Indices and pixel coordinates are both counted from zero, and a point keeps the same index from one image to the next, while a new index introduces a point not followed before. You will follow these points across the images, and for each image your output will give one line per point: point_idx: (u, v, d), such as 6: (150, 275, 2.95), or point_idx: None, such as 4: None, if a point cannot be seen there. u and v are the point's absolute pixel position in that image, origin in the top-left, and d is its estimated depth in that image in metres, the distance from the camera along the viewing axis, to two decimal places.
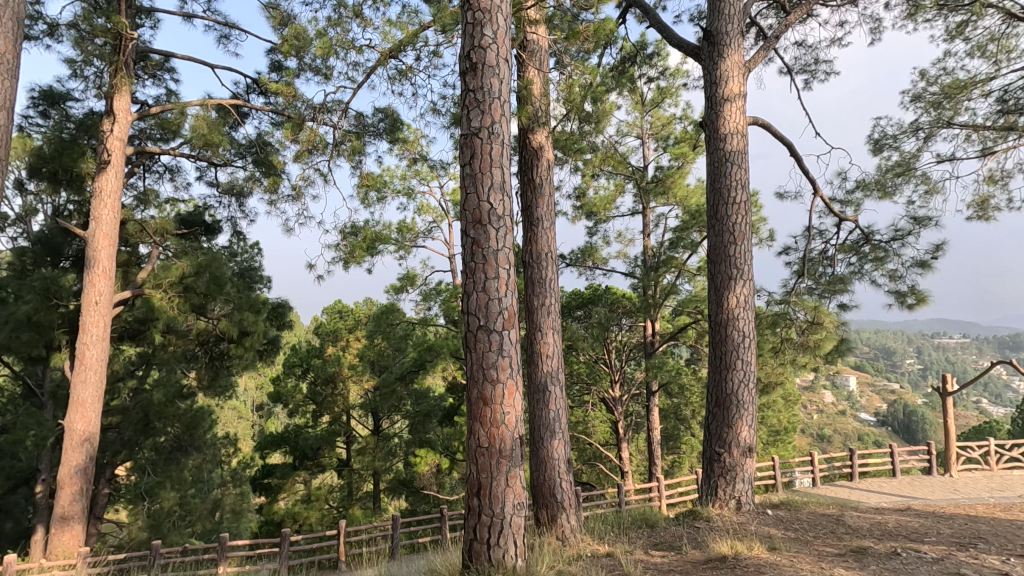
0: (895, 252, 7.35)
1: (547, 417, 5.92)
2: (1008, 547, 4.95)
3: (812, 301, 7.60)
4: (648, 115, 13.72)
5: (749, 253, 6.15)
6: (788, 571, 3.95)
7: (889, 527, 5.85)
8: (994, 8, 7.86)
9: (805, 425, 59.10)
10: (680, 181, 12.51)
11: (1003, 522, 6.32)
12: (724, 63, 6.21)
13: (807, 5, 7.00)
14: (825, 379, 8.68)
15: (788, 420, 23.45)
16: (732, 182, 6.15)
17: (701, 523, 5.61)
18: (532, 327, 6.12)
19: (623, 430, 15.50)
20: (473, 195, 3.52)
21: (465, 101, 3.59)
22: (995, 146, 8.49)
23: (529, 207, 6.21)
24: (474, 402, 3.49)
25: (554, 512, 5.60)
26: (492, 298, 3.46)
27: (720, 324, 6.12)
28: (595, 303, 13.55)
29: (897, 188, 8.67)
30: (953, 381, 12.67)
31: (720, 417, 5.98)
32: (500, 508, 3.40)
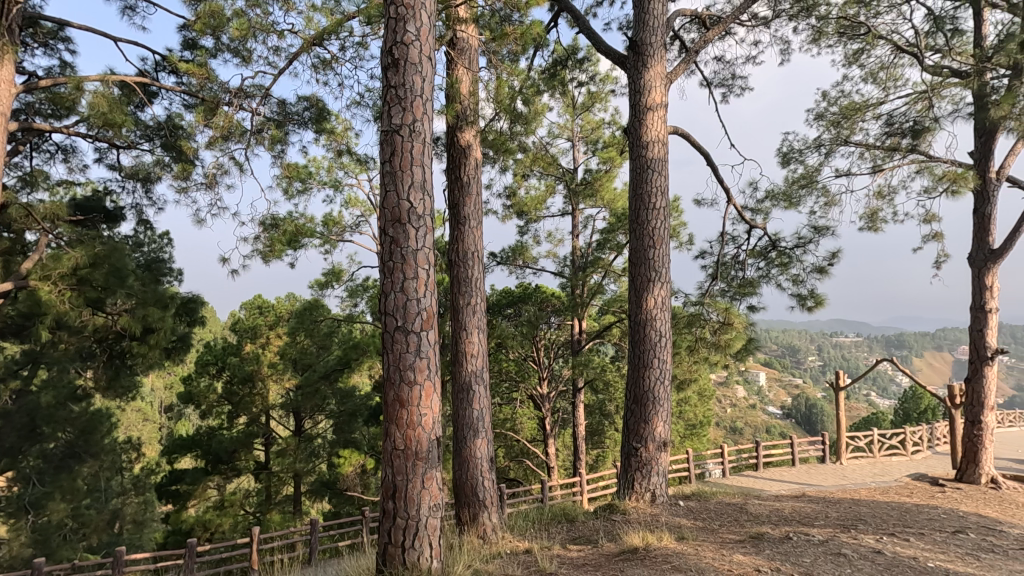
0: (798, 258, 7.96)
1: (471, 417, 5.91)
2: (884, 527, 5.51)
3: (725, 303, 8.10)
4: (579, 118, 14.04)
5: (666, 256, 6.44)
6: (693, 559, 4.18)
7: (785, 513, 6.35)
8: (885, 39, 8.67)
9: (720, 418, 62.44)
10: (608, 184, 12.92)
11: (881, 505, 7.00)
12: (647, 73, 6.45)
13: (724, 24, 7.41)
14: (737, 376, 9.23)
15: (703, 414, 24.75)
16: (652, 189, 6.41)
17: (617, 516, 5.82)
18: (457, 326, 6.09)
19: (550, 427, 15.77)
20: (393, 193, 3.45)
21: (386, 97, 3.52)
22: (883, 164, 9.39)
23: (457, 206, 6.16)
24: (390, 404, 3.43)
25: (475, 511, 5.66)
26: (411, 299, 3.42)
27: (639, 324, 6.37)
28: (524, 302, 13.64)
29: (802, 199, 9.39)
30: (844, 377, 13.89)
31: (638, 413, 6.22)
32: (415, 510, 3.37)
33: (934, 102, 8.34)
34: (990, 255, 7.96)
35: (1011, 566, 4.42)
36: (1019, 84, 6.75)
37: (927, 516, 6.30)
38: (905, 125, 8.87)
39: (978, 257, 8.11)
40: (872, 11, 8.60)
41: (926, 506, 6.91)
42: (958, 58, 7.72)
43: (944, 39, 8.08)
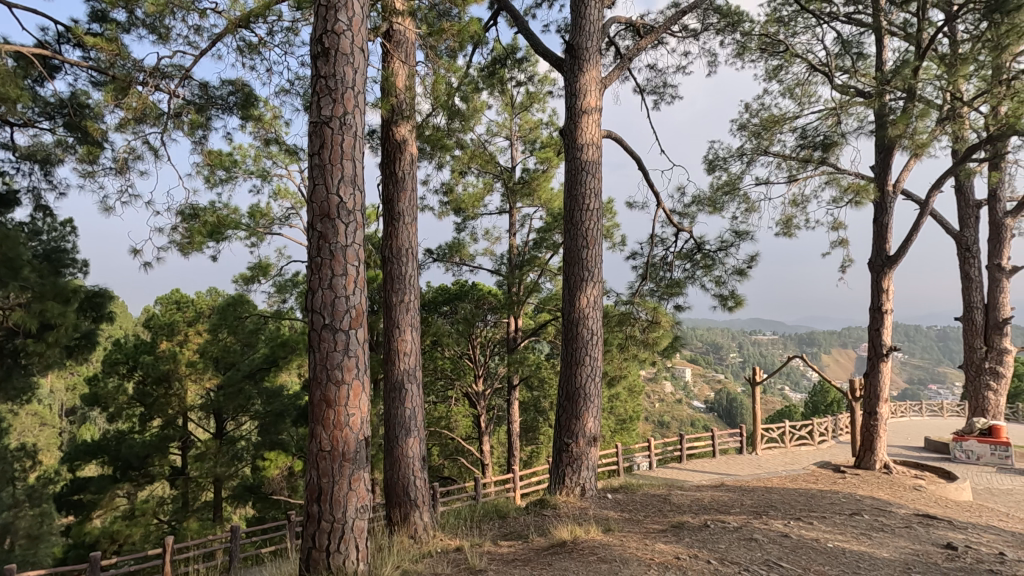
0: (720, 260, 8.40)
1: (403, 415, 5.82)
2: (791, 512, 5.93)
3: (653, 302, 8.41)
4: (517, 117, 14.14)
5: (599, 256, 6.61)
6: (618, 550, 4.33)
7: (705, 502, 6.70)
8: (801, 58, 9.30)
9: (649, 413, 64.93)
10: (545, 184, 13.12)
11: (790, 491, 7.54)
12: (583, 76, 6.59)
13: (657, 34, 7.70)
14: (664, 371, 9.63)
15: (633, 409, 25.63)
16: (587, 191, 6.57)
17: (548, 511, 5.92)
18: (390, 324, 5.97)
19: (484, 424, 15.81)
20: (322, 187, 3.34)
21: (315, 87, 3.41)
22: (798, 173, 10.08)
23: (391, 201, 6.03)
24: (317, 404, 3.33)
25: (406, 511, 5.61)
26: (339, 296, 3.32)
27: (572, 323, 6.50)
28: (461, 299, 13.57)
29: (725, 205, 9.93)
30: (761, 373, 14.80)
31: (570, 409, 6.36)
32: (341, 513, 3.29)
33: (841, 119, 9.04)
34: (886, 262, 8.75)
35: (897, 543, 4.89)
36: (913, 106, 7.43)
37: (829, 500, 6.85)
38: (817, 139, 9.56)
39: (876, 263, 8.89)
40: (790, 30, 9.21)
41: (828, 491, 7.51)
42: (862, 80, 8.41)
43: (851, 61, 8.77)
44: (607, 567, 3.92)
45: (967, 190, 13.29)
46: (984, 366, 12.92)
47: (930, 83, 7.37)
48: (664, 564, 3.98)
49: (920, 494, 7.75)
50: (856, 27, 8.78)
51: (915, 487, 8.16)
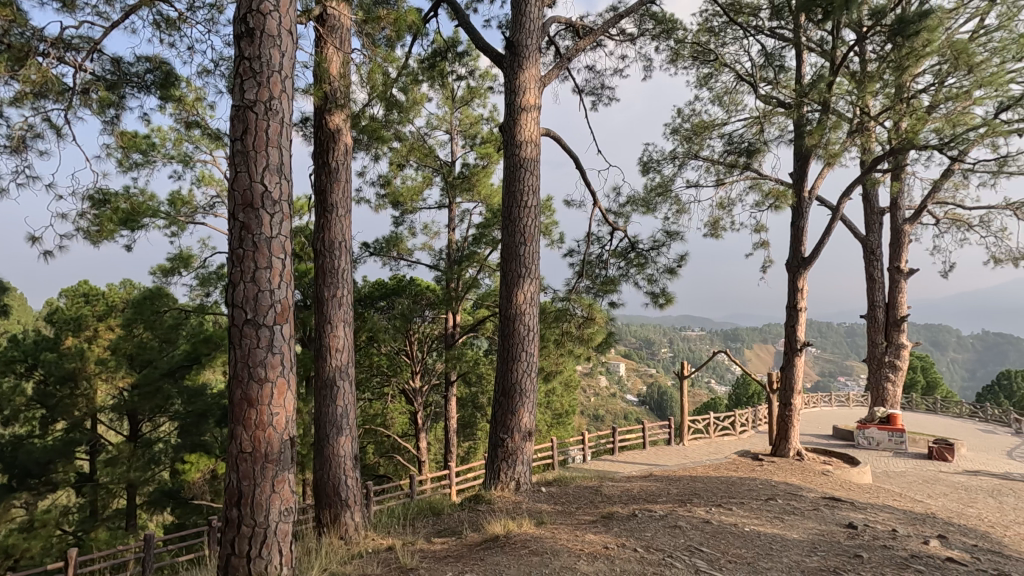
0: (652, 259, 8.70)
1: (334, 414, 5.64)
2: (714, 499, 6.25)
3: (589, 299, 8.60)
4: (458, 112, 14.02)
5: (536, 253, 6.67)
6: (548, 542, 4.40)
7: (634, 492, 6.95)
8: (729, 68, 9.76)
9: (584, 407, 66.54)
10: (485, 180, 13.10)
11: (712, 480, 7.94)
12: (522, 74, 6.61)
13: (595, 35, 7.83)
14: (599, 367, 9.86)
15: (569, 404, 26.13)
16: (525, 188, 6.60)
17: (482, 507, 5.94)
18: (321, 320, 5.76)
19: (421, 421, 15.63)
20: (244, 175, 3.17)
21: (239, 69, 3.22)
22: (725, 178, 10.60)
23: (324, 193, 5.81)
24: (237, 403, 3.16)
25: (337, 512, 5.47)
26: (263, 290, 3.17)
27: (508, 319, 6.53)
28: (398, 295, 13.33)
29: (658, 206, 10.30)
30: (688, 367, 15.50)
31: (505, 405, 6.40)
32: (263, 517, 3.15)
33: (764, 127, 9.57)
34: (801, 263, 9.37)
35: (806, 525, 5.27)
36: (827, 118, 7.98)
37: (748, 487, 7.28)
38: (742, 145, 10.07)
39: (792, 264, 9.49)
40: (720, 40, 9.63)
41: (747, 478, 7.98)
42: (783, 91, 8.95)
43: (774, 73, 9.31)
44: (537, 559, 3.97)
45: (872, 198, 14.45)
46: (884, 360, 14.13)
47: (842, 98, 7.94)
48: (593, 554, 4.09)
49: (827, 478, 8.39)
50: (778, 41, 9.32)
51: (823, 472, 8.83)
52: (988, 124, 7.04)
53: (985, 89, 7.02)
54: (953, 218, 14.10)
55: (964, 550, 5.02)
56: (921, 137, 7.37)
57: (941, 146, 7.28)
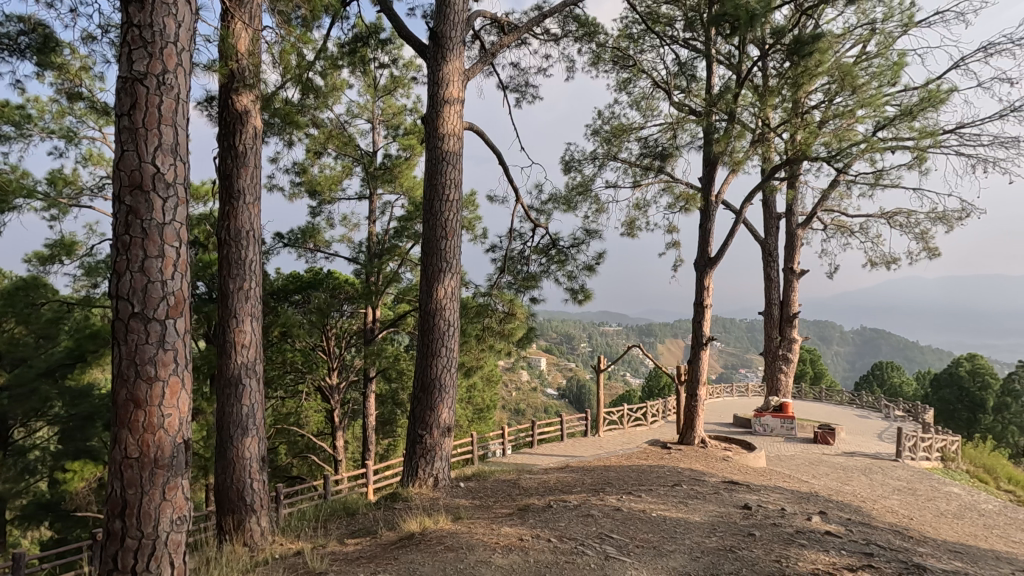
0: (572, 256, 8.91)
1: (239, 414, 5.28)
2: (625, 488, 6.51)
3: (510, 294, 8.67)
4: (380, 101, 13.62)
5: (458, 248, 6.61)
6: (464, 537, 4.39)
7: (551, 484, 7.11)
8: (647, 74, 10.15)
9: (506, 402, 67.25)
10: (407, 172, 12.81)
11: (625, 469, 8.29)
12: (445, 66, 6.51)
13: (519, 33, 7.86)
14: (519, 362, 9.96)
15: (490, 399, 26.28)
16: (446, 181, 6.52)
17: (399, 504, 5.81)
18: (225, 314, 5.36)
19: (338, 419, 15.10)
20: (132, 154, 2.88)
21: (126, 37, 2.93)
22: (641, 180, 11.05)
23: (229, 178, 5.40)
24: (122, 404, 2.88)
25: (241, 517, 5.16)
26: (153, 281, 2.90)
27: (428, 314, 6.43)
28: (314, 288, 12.74)
29: (578, 204, 10.55)
30: (605, 361, 16.04)
31: (424, 401, 6.31)
32: (152, 528, 2.90)
33: (677, 133, 10.06)
34: (708, 262, 9.96)
35: (706, 507, 5.62)
36: (732, 127, 8.51)
37: (657, 474, 7.67)
38: (656, 149, 10.53)
39: (700, 263, 10.08)
40: (638, 47, 10.01)
41: (656, 466, 8.40)
42: (695, 100, 9.45)
43: (686, 82, 9.81)
44: (452, 554, 3.97)
45: (771, 204, 15.64)
46: (778, 353, 15.38)
47: (746, 109, 8.50)
48: (508, 546, 4.14)
49: (727, 464, 9.01)
50: (691, 51, 9.83)
51: (724, 458, 9.47)
52: (868, 141, 7.82)
53: (866, 109, 7.80)
54: (837, 224, 15.58)
55: (840, 524, 5.57)
56: (813, 149, 8.05)
57: (829, 158, 7.98)
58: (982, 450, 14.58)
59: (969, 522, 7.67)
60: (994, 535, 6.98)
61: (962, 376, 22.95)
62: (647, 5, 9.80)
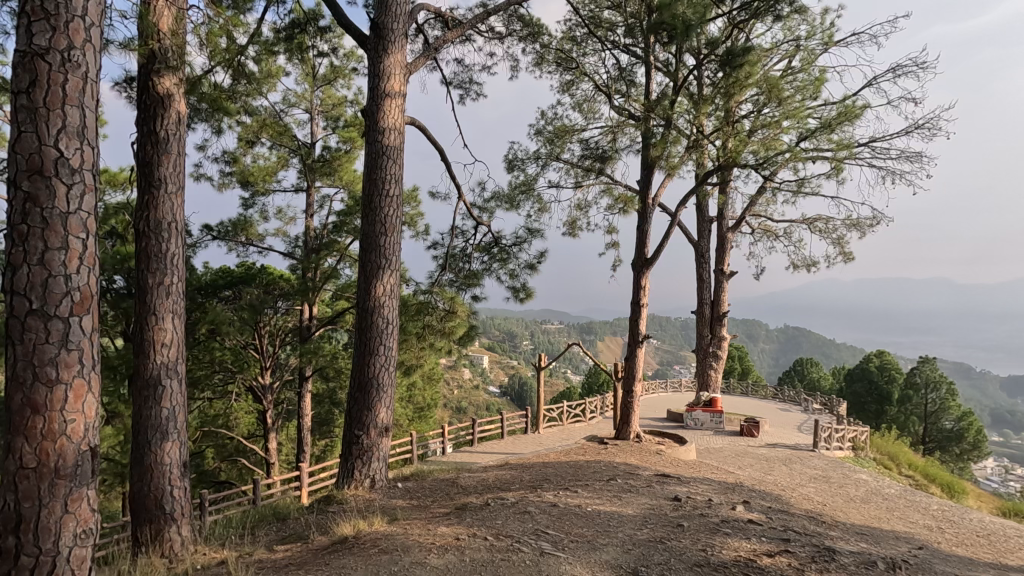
0: (514, 254, 8.95)
1: (157, 417, 4.95)
2: (562, 483, 6.62)
3: (452, 292, 8.61)
4: (319, 90, 13.16)
5: (398, 245, 6.49)
6: (400, 539, 4.32)
7: (490, 481, 7.12)
8: (589, 77, 10.34)
9: (448, 401, 66.88)
10: (347, 165, 12.43)
11: (563, 465, 8.43)
12: (387, 59, 6.37)
13: (463, 29, 7.78)
14: (461, 360, 9.90)
15: (431, 397, 26.04)
16: (386, 176, 6.38)
17: (333, 507, 5.63)
18: (143, 311, 5.00)
19: (271, 420, 14.48)
20: (31, 136, 2.63)
21: (25, 8, 2.67)
22: (582, 181, 11.26)
23: (149, 165, 5.04)
24: (17, 410, 2.62)
25: (160, 527, 4.85)
26: (55, 275, 2.66)
27: (366, 312, 6.27)
28: (245, 284, 12.15)
29: (521, 203, 10.61)
30: (545, 358, 16.25)
31: (361, 400, 6.15)
32: (52, 543, 2.67)
33: (618, 137, 10.31)
34: (645, 262, 10.28)
35: (639, 500, 5.81)
36: (669, 133, 8.81)
37: (593, 469, 7.85)
38: (597, 152, 10.76)
39: (637, 263, 10.38)
40: (581, 50, 10.17)
41: (593, 461, 8.61)
42: (634, 104, 9.72)
43: (626, 87, 10.06)
44: (386, 557, 3.89)
45: (704, 207, 16.34)
46: (709, 350, 16.10)
47: (681, 116, 8.82)
48: (444, 546, 4.10)
49: (660, 457, 9.36)
50: (631, 57, 10.08)
51: (658, 451, 9.83)
52: (792, 150, 8.30)
53: (790, 120, 8.27)
54: (764, 228, 16.49)
55: (761, 512, 5.90)
56: (742, 157, 8.47)
57: (757, 166, 8.43)
58: (887, 438, 15.91)
59: (874, 505, 8.32)
60: (895, 517, 7.61)
61: (871, 370, 25.00)
62: (590, 9, 9.97)
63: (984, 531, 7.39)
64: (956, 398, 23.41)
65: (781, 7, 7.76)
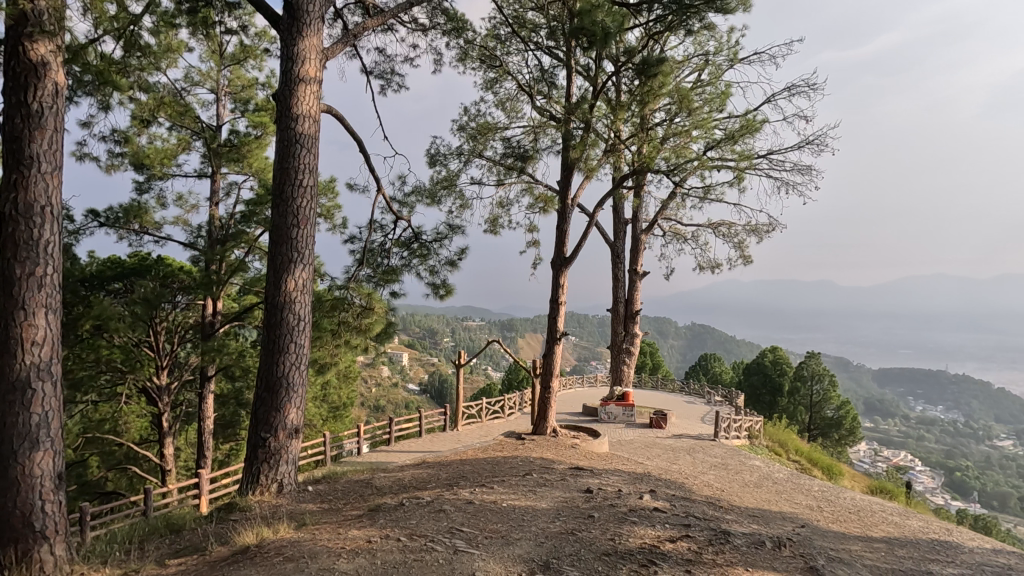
0: (435, 251, 8.84)
1: (26, 424, 4.40)
2: (479, 480, 6.64)
3: (369, 288, 8.37)
4: (226, 70, 12.29)
5: (311, 238, 6.21)
6: (307, 545, 4.13)
7: (405, 481, 7.00)
8: (512, 77, 10.42)
9: (365, 399, 65.19)
10: (258, 152, 11.71)
11: (479, 462, 8.46)
12: (302, 42, 6.05)
13: (385, 17, 7.55)
14: (378, 358, 9.65)
15: (347, 396, 25.23)
16: (300, 165, 6.07)
17: (235, 515, 5.29)
18: (8, 305, 4.42)
19: (167, 423, 13.36)
20: None
21: None
22: (504, 179, 11.33)
23: (18, 141, 4.45)
24: None
25: (28, 547, 4.33)
26: None
27: (275, 308, 5.94)
28: (139, 276, 11.14)
29: (442, 198, 10.50)
30: (465, 355, 16.20)
31: (269, 401, 5.82)
32: None
33: (539, 137, 10.46)
34: (563, 261, 10.52)
35: (553, 494, 5.95)
36: (588, 136, 9.05)
37: (510, 465, 7.93)
38: (518, 151, 10.85)
39: (556, 262, 10.60)
40: (505, 48, 10.20)
41: (510, 457, 8.71)
42: (555, 106, 9.90)
43: (547, 89, 10.22)
44: (292, 565, 3.71)
45: (620, 210, 16.99)
46: (622, 347, 16.77)
47: (600, 120, 9.10)
48: (355, 550, 3.98)
49: (575, 451, 9.64)
50: (553, 59, 10.26)
51: (573, 445, 10.10)
52: (699, 159, 8.82)
53: (698, 130, 8.78)
54: (674, 232, 17.39)
55: (666, 500, 6.23)
56: (655, 162, 8.88)
57: (668, 171, 8.88)
58: (779, 426, 17.36)
59: (765, 489, 9.06)
60: (782, 499, 8.32)
61: (766, 364, 27.16)
62: (514, 9, 10.03)
63: (855, 508, 8.28)
64: (836, 389, 25.95)
65: (692, 23, 8.20)
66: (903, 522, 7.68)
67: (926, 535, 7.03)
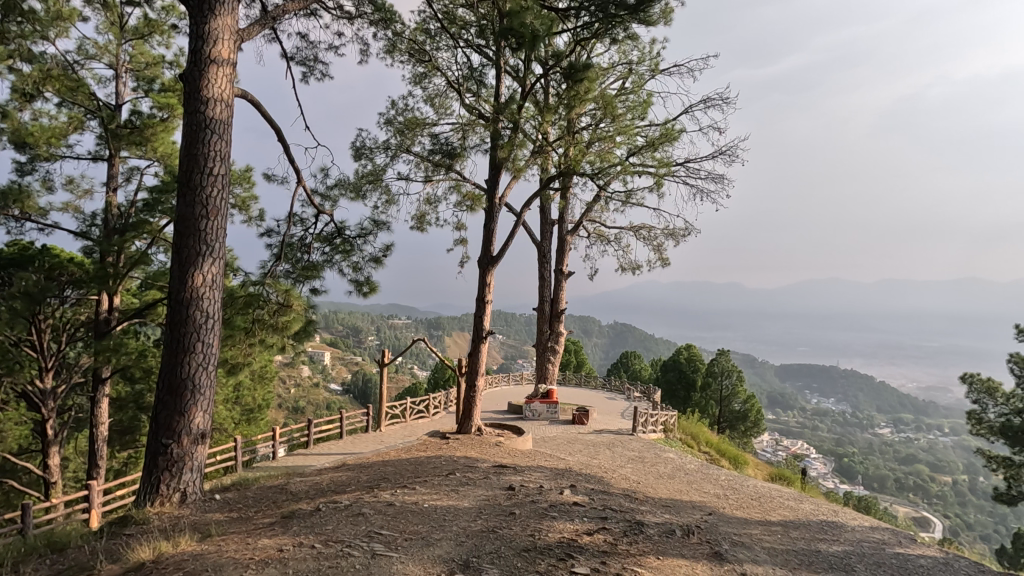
0: (358, 247, 8.57)
1: None
2: (401, 481, 6.52)
3: (286, 284, 7.97)
4: (128, 45, 11.28)
5: (222, 230, 5.82)
6: (211, 558, 3.88)
7: (323, 485, 6.74)
8: (441, 73, 10.31)
9: (283, 400, 62.27)
10: (164, 136, 10.83)
11: (402, 462, 8.32)
12: (213, 21, 5.67)
13: (307, 1, 7.21)
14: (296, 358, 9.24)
15: (262, 397, 23.99)
16: (210, 152, 5.67)
17: (129, 529, 4.86)
18: None
19: (52, 431, 12.09)
20: None
21: None
22: (432, 175, 11.18)
23: None
24: None
25: None
26: None
27: (180, 304, 5.51)
28: (19, 267, 10.01)
29: (367, 193, 10.21)
30: (390, 354, 15.85)
31: (171, 404, 5.40)
32: None
33: (468, 135, 10.41)
34: (490, 260, 10.54)
35: (475, 492, 5.95)
36: (516, 135, 9.12)
37: (433, 465, 7.85)
38: (446, 148, 10.74)
39: (483, 261, 10.60)
40: (434, 43, 10.07)
41: (433, 456, 8.63)
42: (484, 104, 9.90)
43: (476, 87, 10.18)
44: None
45: (547, 210, 17.25)
46: (547, 345, 17.04)
47: (528, 121, 9.21)
48: (264, 560, 3.78)
49: (498, 448, 9.71)
50: (483, 58, 10.23)
51: (496, 443, 10.17)
52: (622, 164, 9.13)
53: (622, 136, 9.10)
54: (598, 234, 17.89)
55: (586, 494, 6.41)
56: (581, 165, 9.10)
57: (593, 174, 9.12)
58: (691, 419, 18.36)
59: (677, 480, 9.57)
60: (692, 489, 8.82)
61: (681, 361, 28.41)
62: (444, 4, 9.91)
63: (757, 494, 8.90)
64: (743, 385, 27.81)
65: (616, 32, 8.47)
66: (797, 506, 8.36)
67: (816, 517, 7.69)
